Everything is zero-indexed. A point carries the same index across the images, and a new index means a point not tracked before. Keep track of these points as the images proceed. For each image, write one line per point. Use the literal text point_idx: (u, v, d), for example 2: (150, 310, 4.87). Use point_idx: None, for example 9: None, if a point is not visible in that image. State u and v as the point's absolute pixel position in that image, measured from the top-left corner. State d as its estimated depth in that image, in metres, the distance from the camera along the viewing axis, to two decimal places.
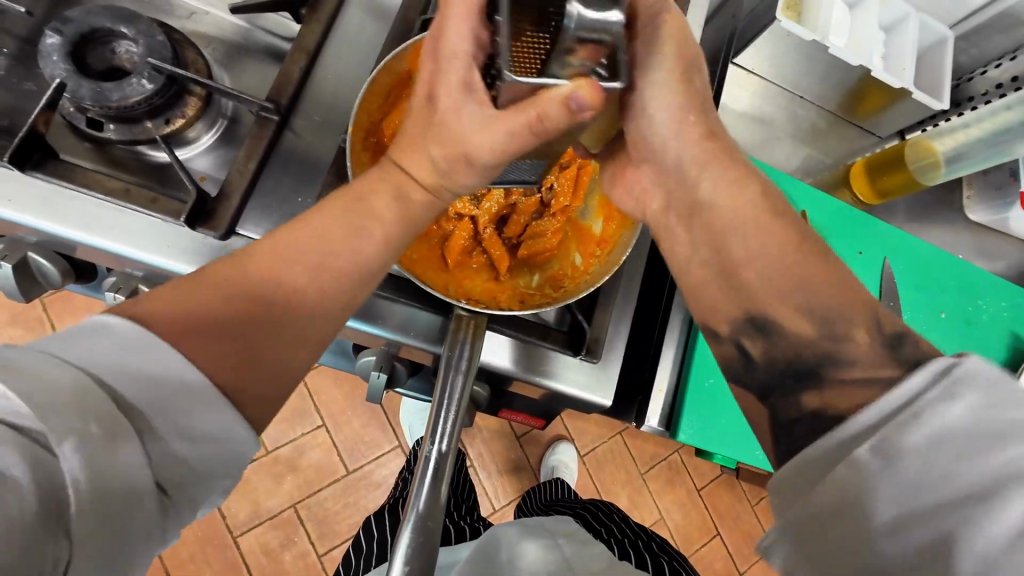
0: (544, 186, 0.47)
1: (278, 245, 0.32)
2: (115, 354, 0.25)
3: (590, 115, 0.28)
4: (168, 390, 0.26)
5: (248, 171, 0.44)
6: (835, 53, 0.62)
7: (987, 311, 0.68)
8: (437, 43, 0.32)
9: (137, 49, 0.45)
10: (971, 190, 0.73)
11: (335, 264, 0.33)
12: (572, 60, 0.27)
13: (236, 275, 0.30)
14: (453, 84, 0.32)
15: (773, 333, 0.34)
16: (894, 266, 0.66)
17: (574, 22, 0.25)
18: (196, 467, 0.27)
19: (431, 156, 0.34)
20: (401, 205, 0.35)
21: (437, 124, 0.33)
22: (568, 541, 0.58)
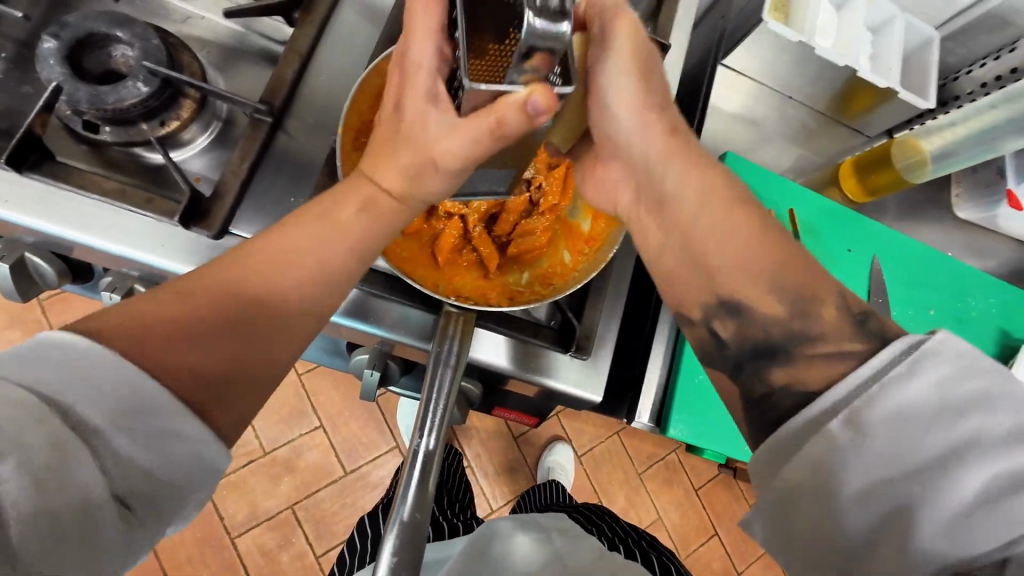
0: (533, 186, 0.48)
1: (240, 257, 0.33)
2: (82, 368, 0.25)
3: (547, 117, 0.30)
4: (130, 400, 0.26)
5: (241, 172, 0.45)
6: (822, 54, 0.63)
7: (976, 308, 0.69)
8: (403, 60, 0.34)
9: (132, 52, 0.46)
10: (959, 188, 0.74)
11: (300, 272, 0.34)
12: (527, 66, 0.28)
13: (198, 288, 0.31)
14: (419, 94, 0.33)
15: (732, 318, 0.36)
16: (882, 263, 0.66)
17: (528, 32, 0.25)
18: (159, 478, 0.27)
19: (400, 164, 0.35)
20: (367, 213, 0.36)
21: (404, 134, 0.35)
22: (561, 535, 0.60)
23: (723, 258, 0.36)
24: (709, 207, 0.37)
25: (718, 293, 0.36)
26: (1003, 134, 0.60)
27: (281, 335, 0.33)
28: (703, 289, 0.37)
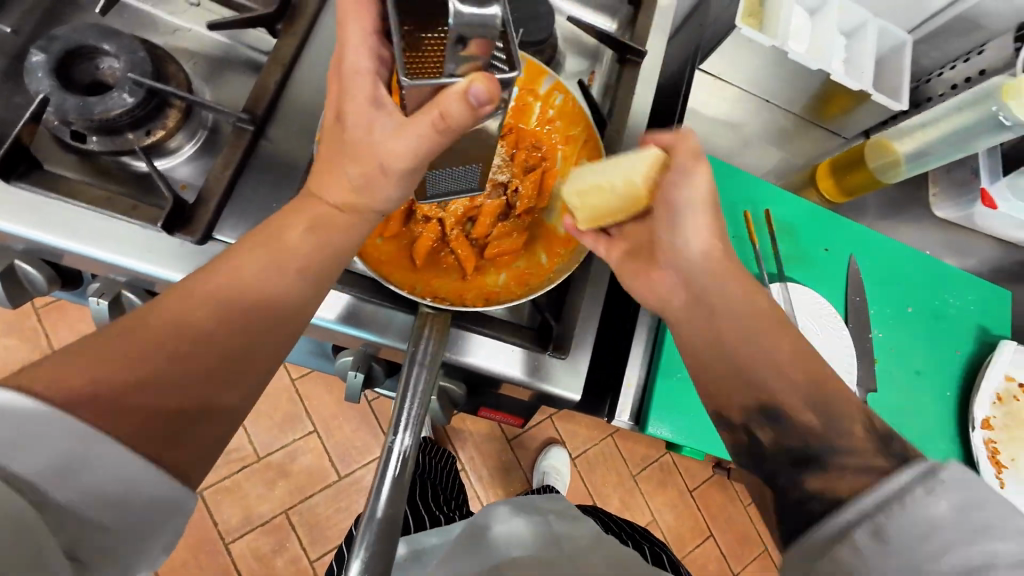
0: (510, 189, 0.49)
1: (184, 292, 0.33)
2: (17, 431, 0.24)
3: (490, 106, 0.31)
4: (75, 466, 0.25)
5: (224, 179, 0.46)
6: (795, 58, 0.64)
7: (954, 304, 0.70)
8: (341, 69, 0.36)
9: (118, 65, 0.47)
10: (936, 188, 0.75)
11: (255, 298, 0.35)
12: (465, 55, 0.30)
13: (146, 326, 0.31)
14: (359, 100, 0.35)
15: (772, 425, 0.39)
16: (860, 262, 0.67)
17: (456, 19, 0.28)
18: (109, 531, 0.26)
19: (348, 175, 0.37)
20: (316, 231, 0.38)
21: (349, 144, 0.36)
22: (557, 518, 0.61)
23: (767, 367, 0.41)
24: (754, 328, 0.42)
25: (765, 402, 0.40)
26: (975, 134, 0.60)
27: (264, 345, 0.36)
28: (751, 396, 0.41)
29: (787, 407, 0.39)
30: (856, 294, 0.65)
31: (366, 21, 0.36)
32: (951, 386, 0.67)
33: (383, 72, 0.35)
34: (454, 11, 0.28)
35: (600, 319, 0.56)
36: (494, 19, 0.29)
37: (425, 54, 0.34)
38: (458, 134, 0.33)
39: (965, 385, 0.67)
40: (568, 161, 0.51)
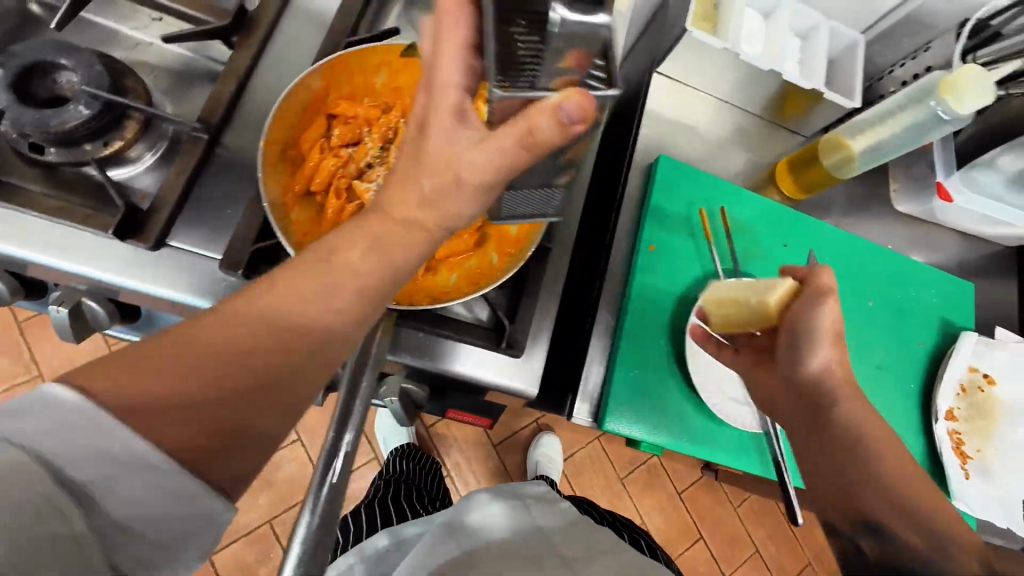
0: None
1: (240, 309, 0.30)
2: (69, 425, 0.24)
3: (581, 126, 0.29)
4: (118, 465, 0.25)
5: (178, 187, 0.47)
6: (747, 59, 0.65)
7: (919, 299, 0.70)
8: (429, 77, 0.31)
9: (75, 79, 0.48)
10: (896, 183, 0.76)
11: (302, 318, 0.31)
12: (561, 68, 0.27)
13: (191, 345, 0.28)
14: (443, 112, 0.31)
15: (875, 536, 0.35)
16: (819, 258, 0.68)
17: (561, 27, 0.25)
18: (140, 531, 0.26)
19: (422, 188, 0.33)
20: (377, 253, 0.33)
21: (423, 157, 0.32)
22: (537, 503, 0.61)
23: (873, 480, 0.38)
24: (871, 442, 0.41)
25: (860, 509, 0.37)
26: (927, 129, 0.61)
27: (313, 372, 0.32)
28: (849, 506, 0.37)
29: (887, 520, 0.35)
30: None
31: (457, 20, 0.29)
32: (914, 378, 0.67)
33: (468, 82, 0.30)
34: (559, 18, 0.24)
35: (558, 317, 0.57)
36: (600, 29, 0.25)
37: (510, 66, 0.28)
38: (543, 153, 0.31)
39: (926, 379, 0.68)
40: None
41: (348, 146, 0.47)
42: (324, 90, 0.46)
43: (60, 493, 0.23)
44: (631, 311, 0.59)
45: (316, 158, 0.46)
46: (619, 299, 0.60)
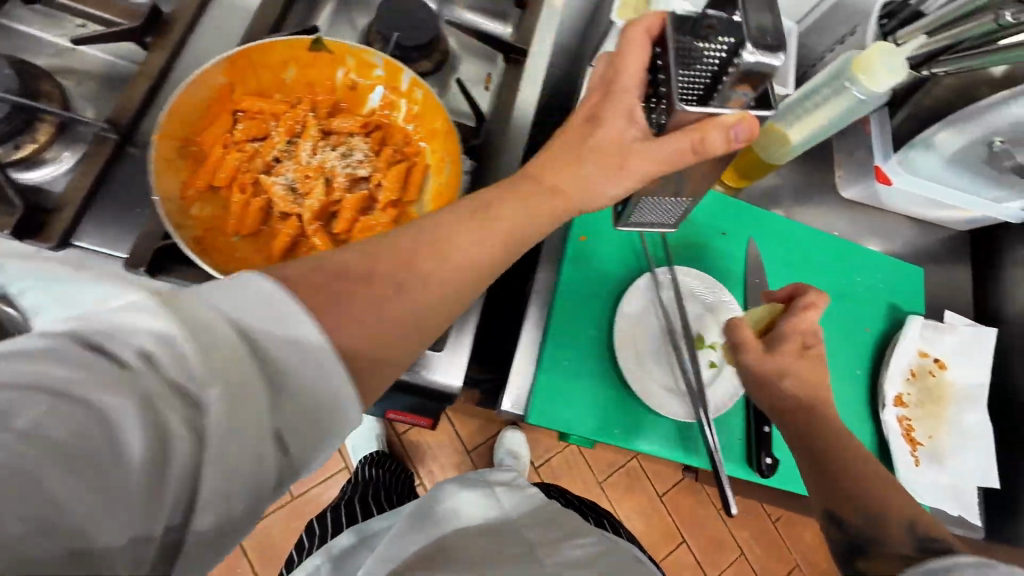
0: (372, 183, 0.49)
1: (415, 234, 0.34)
2: (250, 303, 0.24)
3: (744, 143, 0.36)
4: (292, 349, 0.24)
5: (83, 188, 0.47)
6: None
7: (862, 284, 0.70)
8: (608, 79, 0.39)
9: None
10: (841, 171, 0.76)
11: (460, 250, 0.34)
12: (734, 92, 0.33)
13: (372, 255, 0.31)
14: (621, 107, 0.38)
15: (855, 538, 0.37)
16: (760, 244, 0.68)
17: (745, 61, 0.29)
18: (295, 421, 0.25)
19: (587, 166, 0.39)
20: (523, 205, 0.38)
21: (592, 140, 0.39)
22: (506, 487, 0.58)
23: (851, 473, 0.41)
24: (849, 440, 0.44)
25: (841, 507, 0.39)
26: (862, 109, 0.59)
27: (453, 298, 0.34)
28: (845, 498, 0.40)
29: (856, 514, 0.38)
30: (756, 275, 0.64)
31: (641, 34, 0.37)
32: (861, 364, 0.66)
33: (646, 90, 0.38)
34: (746, 54, 0.29)
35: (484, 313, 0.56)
36: (772, 65, 0.30)
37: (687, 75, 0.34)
38: (704, 159, 0.37)
39: (873, 365, 0.67)
40: (434, 154, 0.51)
41: (254, 141, 0.47)
42: (228, 86, 0.46)
43: (250, 378, 0.23)
44: (561, 302, 0.58)
45: (219, 153, 0.45)
46: (550, 291, 0.59)
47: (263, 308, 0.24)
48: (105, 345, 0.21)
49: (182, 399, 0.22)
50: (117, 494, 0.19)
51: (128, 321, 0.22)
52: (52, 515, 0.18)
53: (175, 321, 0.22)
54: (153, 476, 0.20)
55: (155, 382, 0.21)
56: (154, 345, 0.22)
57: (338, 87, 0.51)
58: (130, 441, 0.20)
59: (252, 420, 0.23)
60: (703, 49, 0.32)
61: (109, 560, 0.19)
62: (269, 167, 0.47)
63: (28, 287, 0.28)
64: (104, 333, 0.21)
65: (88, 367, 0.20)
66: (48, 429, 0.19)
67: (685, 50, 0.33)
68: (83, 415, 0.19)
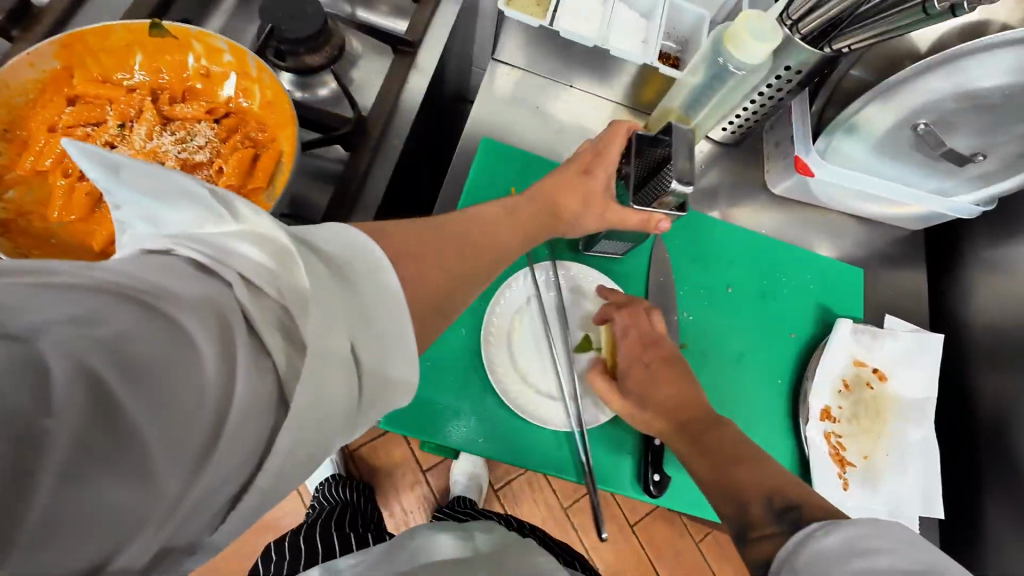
0: (214, 169, 0.47)
1: (468, 221, 0.39)
2: (352, 246, 0.26)
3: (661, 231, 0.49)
4: (384, 295, 0.26)
5: None
6: (567, 36, 0.62)
7: (788, 284, 0.63)
8: (596, 147, 0.51)
9: None
10: (769, 165, 0.69)
11: (495, 242, 0.39)
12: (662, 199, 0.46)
13: (440, 227, 0.36)
14: (602, 175, 0.49)
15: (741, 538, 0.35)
16: (667, 239, 0.62)
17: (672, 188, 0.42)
18: (377, 369, 0.25)
19: (574, 204, 0.48)
20: (541, 215, 0.46)
21: (586, 187, 0.48)
22: (481, 533, 0.55)
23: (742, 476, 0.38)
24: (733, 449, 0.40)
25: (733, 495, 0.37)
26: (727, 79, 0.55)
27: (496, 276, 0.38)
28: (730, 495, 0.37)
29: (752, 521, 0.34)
30: (660, 273, 0.59)
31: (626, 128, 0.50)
32: (784, 372, 0.60)
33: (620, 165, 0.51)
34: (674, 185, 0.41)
35: None
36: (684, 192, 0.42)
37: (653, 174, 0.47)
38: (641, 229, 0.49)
39: (797, 376, 0.60)
40: (283, 137, 0.48)
41: (89, 127, 0.46)
42: (60, 71, 0.45)
43: (347, 314, 0.24)
44: None
45: (45, 137, 0.44)
46: None
47: (361, 257, 0.26)
48: (208, 265, 0.22)
49: (282, 328, 0.22)
50: (187, 421, 0.18)
51: (232, 245, 0.22)
52: (143, 435, 0.17)
53: (291, 246, 0.23)
54: (241, 393, 0.19)
55: (259, 308, 0.22)
56: (255, 271, 0.22)
57: (191, 75, 0.50)
58: (210, 357, 0.19)
59: (341, 358, 0.23)
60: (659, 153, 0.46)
61: (168, 485, 0.17)
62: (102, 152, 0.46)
63: (102, 183, 0.24)
64: (207, 253, 0.22)
65: (197, 285, 0.20)
66: (138, 339, 0.17)
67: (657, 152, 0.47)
68: (172, 328, 0.18)
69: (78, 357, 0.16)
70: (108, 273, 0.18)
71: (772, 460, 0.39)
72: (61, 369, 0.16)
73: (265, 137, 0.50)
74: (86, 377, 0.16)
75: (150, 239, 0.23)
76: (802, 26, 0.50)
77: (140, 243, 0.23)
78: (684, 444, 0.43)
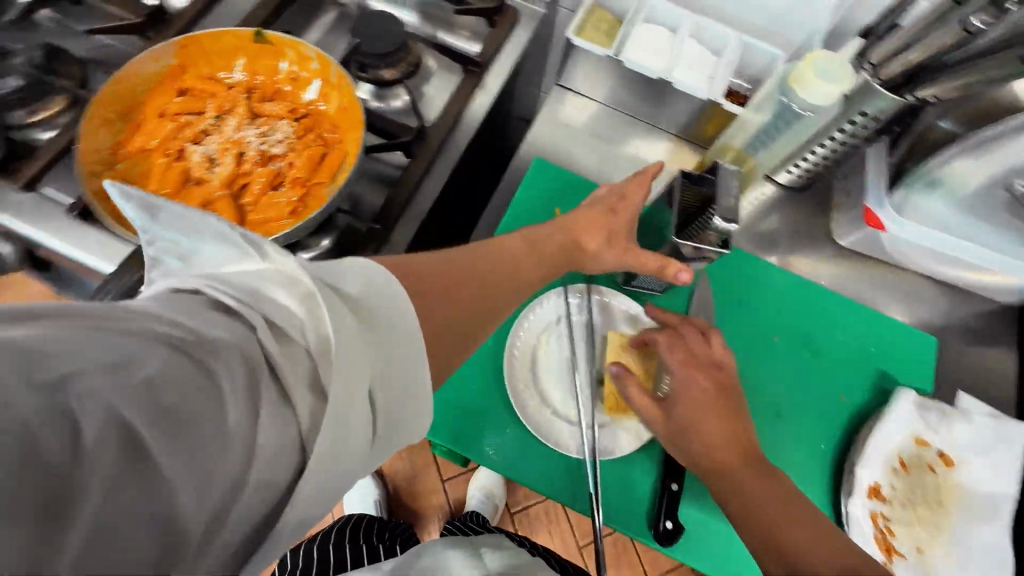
0: (287, 162, 0.52)
1: (488, 254, 0.40)
2: (368, 284, 0.28)
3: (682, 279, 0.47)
4: (392, 335, 0.27)
5: (59, 143, 0.55)
6: (632, 66, 0.63)
7: (841, 342, 0.59)
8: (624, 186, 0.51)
9: (21, 58, 0.60)
10: (836, 214, 0.65)
11: (514, 281, 0.40)
12: (703, 235, 0.44)
13: (457, 260, 0.37)
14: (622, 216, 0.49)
15: None
16: (710, 278, 0.60)
17: (717, 222, 0.41)
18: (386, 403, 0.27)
19: (599, 236, 0.48)
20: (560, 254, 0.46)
21: (610, 220, 0.49)
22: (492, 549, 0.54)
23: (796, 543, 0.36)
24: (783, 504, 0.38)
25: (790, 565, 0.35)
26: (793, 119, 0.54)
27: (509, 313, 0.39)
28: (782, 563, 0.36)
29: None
30: (699, 313, 0.56)
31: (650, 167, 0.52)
32: (828, 438, 0.54)
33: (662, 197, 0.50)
34: (718, 221, 0.41)
35: None
36: (728, 229, 0.41)
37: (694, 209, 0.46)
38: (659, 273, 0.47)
39: (843, 442, 0.55)
40: (349, 139, 0.53)
41: (190, 115, 0.52)
42: (176, 66, 0.52)
43: (362, 359, 0.25)
44: None
45: (155, 121, 0.51)
46: None
47: (381, 292, 0.28)
48: (236, 308, 0.23)
49: (309, 380, 0.23)
50: (215, 464, 0.20)
51: (257, 288, 0.24)
52: (173, 480, 0.18)
53: (314, 291, 0.25)
54: (266, 437, 0.21)
55: (286, 356, 0.23)
56: (280, 315, 0.24)
57: (281, 78, 0.56)
58: (233, 403, 0.21)
59: (354, 402, 0.24)
60: (702, 188, 0.45)
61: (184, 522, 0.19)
62: (197, 138, 0.52)
63: (139, 222, 0.27)
64: (234, 296, 0.24)
65: (226, 330, 0.22)
66: (167, 383, 0.19)
67: (700, 188, 0.45)
68: (201, 375, 0.20)
69: (113, 407, 0.18)
70: (146, 321, 0.20)
71: (829, 525, 0.37)
72: (98, 419, 0.17)
73: (334, 137, 0.54)
74: (119, 428, 0.18)
75: (179, 278, 0.24)
76: (882, 71, 0.49)
77: (172, 279, 0.25)
78: (729, 493, 0.40)
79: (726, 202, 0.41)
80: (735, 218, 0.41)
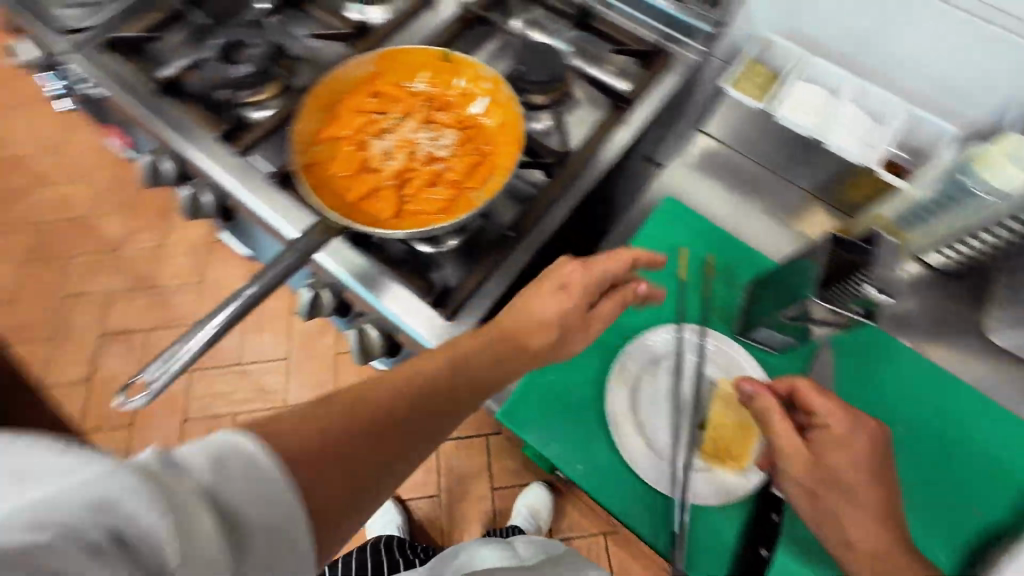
0: (447, 166, 0.59)
1: (398, 378, 0.39)
2: (231, 461, 0.27)
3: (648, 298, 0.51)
4: (266, 514, 0.27)
5: (273, 122, 0.68)
6: (787, 123, 0.63)
7: (981, 449, 0.53)
8: (581, 267, 0.51)
9: (256, 50, 0.74)
10: (999, 308, 0.58)
11: (430, 410, 0.39)
12: (851, 306, 0.43)
13: (364, 396, 0.36)
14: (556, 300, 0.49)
15: None
16: (833, 352, 0.57)
17: (875, 297, 0.41)
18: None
19: (546, 319, 0.48)
20: (490, 362, 0.44)
21: (541, 311, 0.49)
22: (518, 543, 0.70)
23: None
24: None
25: None
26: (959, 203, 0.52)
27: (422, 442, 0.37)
28: None
29: None
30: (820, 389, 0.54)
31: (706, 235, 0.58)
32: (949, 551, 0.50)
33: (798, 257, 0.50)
34: (879, 296, 0.41)
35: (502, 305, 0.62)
36: (884, 302, 0.42)
37: (840, 276, 0.44)
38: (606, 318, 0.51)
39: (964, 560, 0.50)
40: (503, 156, 0.59)
41: (376, 112, 0.61)
42: (376, 71, 0.61)
43: (210, 558, 0.25)
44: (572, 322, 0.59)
45: (349, 114, 0.60)
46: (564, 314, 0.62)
47: (246, 462, 0.28)
48: (75, 537, 0.22)
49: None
50: None
51: (105, 495, 0.23)
52: None
53: (146, 484, 0.24)
54: None
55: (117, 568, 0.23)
56: (131, 529, 0.23)
57: (455, 90, 0.62)
58: None
59: None
60: (853, 256, 0.43)
61: None
62: (378, 133, 0.60)
63: None
64: (71, 520, 0.23)
65: (59, 555, 0.22)
66: None
67: (850, 256, 0.44)
68: None
69: None
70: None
71: None
72: None
73: (490, 149, 0.60)
74: None
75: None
76: None
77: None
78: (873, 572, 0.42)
79: (883, 277, 0.41)
80: (890, 293, 0.42)
